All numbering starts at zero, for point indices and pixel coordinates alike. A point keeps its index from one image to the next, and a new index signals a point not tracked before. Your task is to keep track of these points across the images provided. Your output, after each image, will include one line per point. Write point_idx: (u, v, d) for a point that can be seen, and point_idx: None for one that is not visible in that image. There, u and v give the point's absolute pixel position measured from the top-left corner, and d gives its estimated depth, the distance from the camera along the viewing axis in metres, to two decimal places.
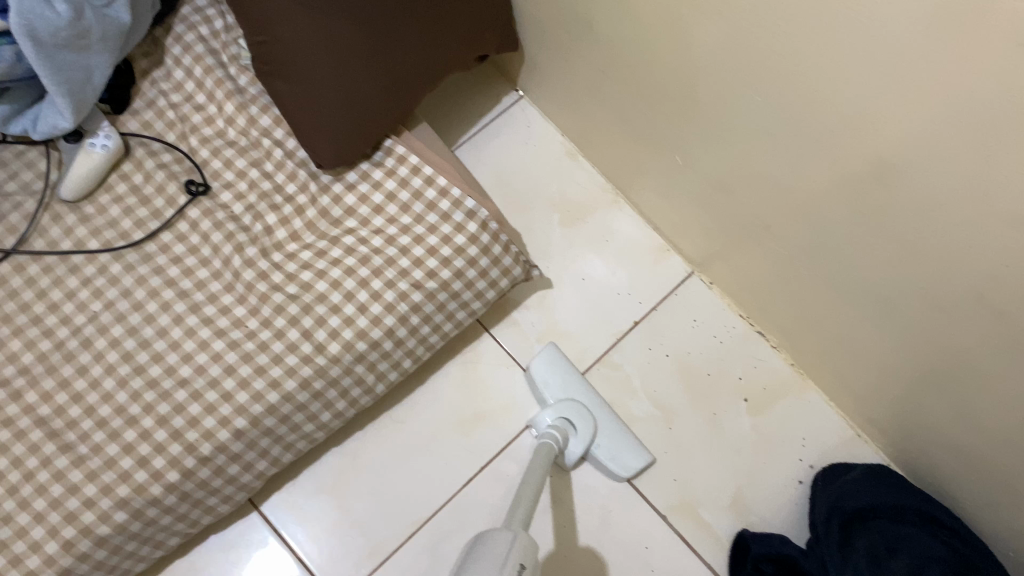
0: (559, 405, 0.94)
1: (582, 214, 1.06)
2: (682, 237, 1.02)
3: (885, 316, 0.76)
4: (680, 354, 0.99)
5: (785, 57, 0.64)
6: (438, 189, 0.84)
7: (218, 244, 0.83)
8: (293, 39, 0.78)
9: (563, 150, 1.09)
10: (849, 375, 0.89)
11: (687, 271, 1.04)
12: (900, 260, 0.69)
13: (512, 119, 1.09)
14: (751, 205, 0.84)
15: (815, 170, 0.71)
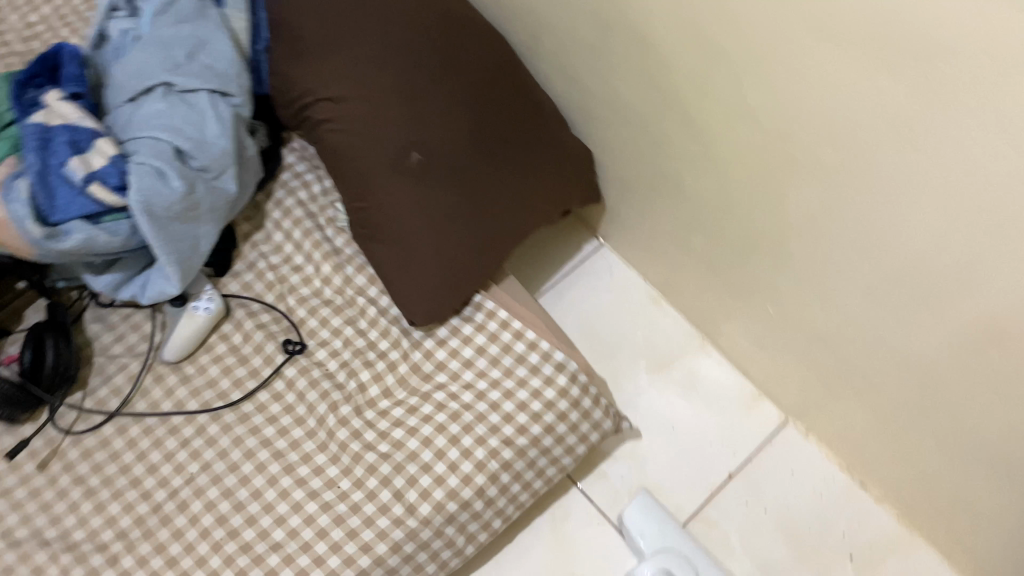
0: (656, 556, 0.90)
1: (669, 361, 1.05)
2: (775, 385, 0.99)
3: (1006, 480, 0.72)
4: (779, 508, 0.95)
5: (885, 215, 0.64)
6: (528, 342, 0.85)
7: (313, 402, 0.83)
8: (394, 208, 0.82)
9: (647, 296, 1.09)
10: (967, 535, 0.84)
11: (782, 420, 1.01)
12: (1018, 421, 0.66)
13: (595, 268, 1.11)
14: (849, 357, 0.82)
15: (919, 325, 0.69)
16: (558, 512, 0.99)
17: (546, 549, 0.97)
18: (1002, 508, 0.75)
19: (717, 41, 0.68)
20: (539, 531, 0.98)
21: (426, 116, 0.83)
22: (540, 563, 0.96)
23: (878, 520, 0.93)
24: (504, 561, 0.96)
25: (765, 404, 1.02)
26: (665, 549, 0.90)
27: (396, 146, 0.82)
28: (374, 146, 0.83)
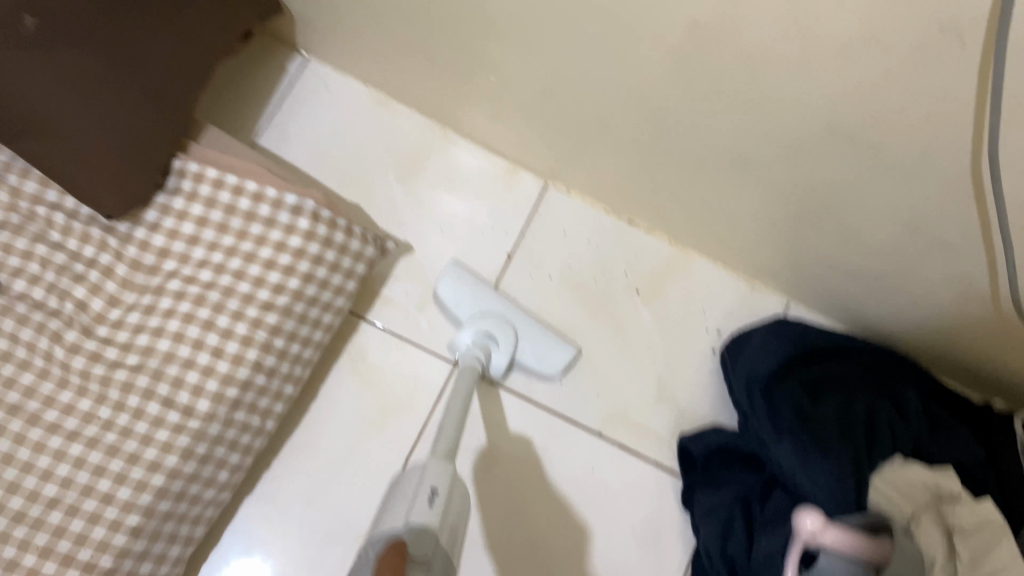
0: (476, 321, 0.91)
1: (419, 159, 1.01)
2: (526, 152, 1.00)
3: (774, 194, 0.85)
4: (563, 272, 0.99)
5: (674, 16, 0.68)
6: (251, 194, 0.81)
7: (32, 341, 0.76)
8: (24, 87, 0.69)
9: (371, 98, 1.02)
10: (719, 233, 0.97)
11: (541, 186, 1.02)
12: (808, 156, 0.77)
13: (311, 85, 1.01)
14: (626, 124, 0.87)
15: (723, 105, 0.76)
16: (355, 351, 0.94)
17: (356, 393, 0.93)
18: (789, 215, 0.87)
19: None
20: (341, 377, 0.93)
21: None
22: (354, 407, 0.92)
23: (649, 244, 1.01)
24: (318, 421, 0.91)
25: (524, 176, 1.03)
26: (481, 315, 0.92)
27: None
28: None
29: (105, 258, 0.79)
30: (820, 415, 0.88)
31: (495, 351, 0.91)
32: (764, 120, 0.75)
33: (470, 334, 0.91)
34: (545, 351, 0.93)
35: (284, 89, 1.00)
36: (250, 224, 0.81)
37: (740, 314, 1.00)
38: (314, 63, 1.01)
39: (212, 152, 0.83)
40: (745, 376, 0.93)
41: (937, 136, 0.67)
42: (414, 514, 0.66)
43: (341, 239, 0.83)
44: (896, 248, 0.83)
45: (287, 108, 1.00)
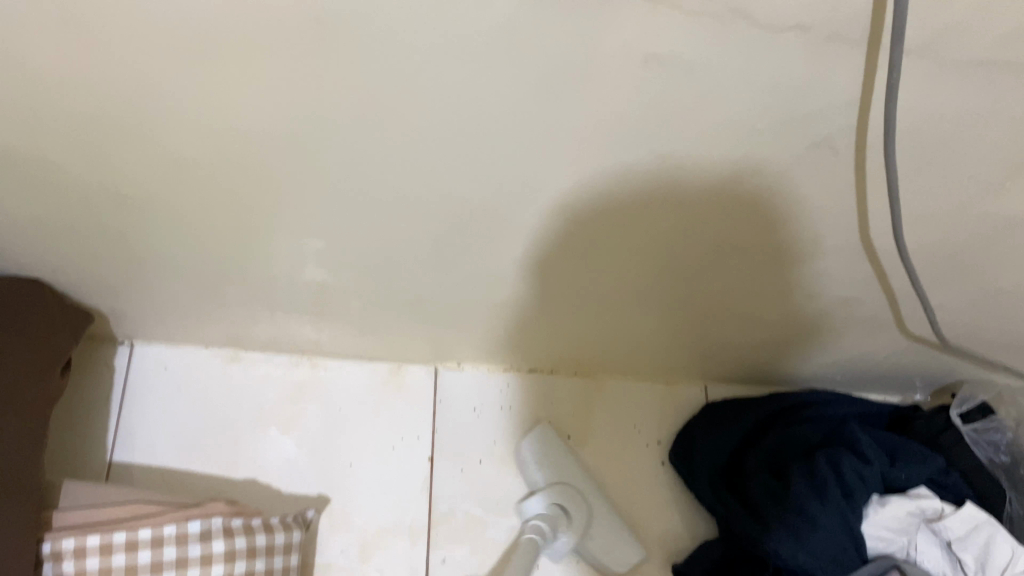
0: (549, 490, 0.88)
1: (297, 402, 0.91)
2: (406, 353, 0.94)
3: (673, 311, 0.85)
4: (490, 452, 0.93)
5: (544, 205, 0.65)
6: (148, 542, 0.69)
7: None
8: None
9: (219, 358, 0.92)
10: (623, 356, 0.95)
11: (430, 371, 0.97)
12: (696, 275, 0.77)
13: (148, 371, 0.90)
14: (509, 301, 0.83)
15: (607, 259, 0.74)
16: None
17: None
18: (690, 319, 0.86)
19: (235, 155, 0.59)
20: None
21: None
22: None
23: (563, 385, 0.99)
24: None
25: (408, 369, 0.96)
26: (554, 489, 0.88)
27: None
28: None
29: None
30: (795, 493, 0.86)
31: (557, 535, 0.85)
32: (645, 257, 0.74)
33: (541, 503, 0.87)
34: (614, 550, 0.87)
35: (118, 389, 0.88)
36: (159, 574, 0.68)
37: (665, 418, 0.99)
38: (142, 344, 0.90)
39: (78, 513, 0.71)
40: (707, 480, 0.91)
41: (819, 231, 0.68)
42: None
43: (262, 540, 0.73)
44: (802, 316, 0.85)
45: (130, 407, 0.88)
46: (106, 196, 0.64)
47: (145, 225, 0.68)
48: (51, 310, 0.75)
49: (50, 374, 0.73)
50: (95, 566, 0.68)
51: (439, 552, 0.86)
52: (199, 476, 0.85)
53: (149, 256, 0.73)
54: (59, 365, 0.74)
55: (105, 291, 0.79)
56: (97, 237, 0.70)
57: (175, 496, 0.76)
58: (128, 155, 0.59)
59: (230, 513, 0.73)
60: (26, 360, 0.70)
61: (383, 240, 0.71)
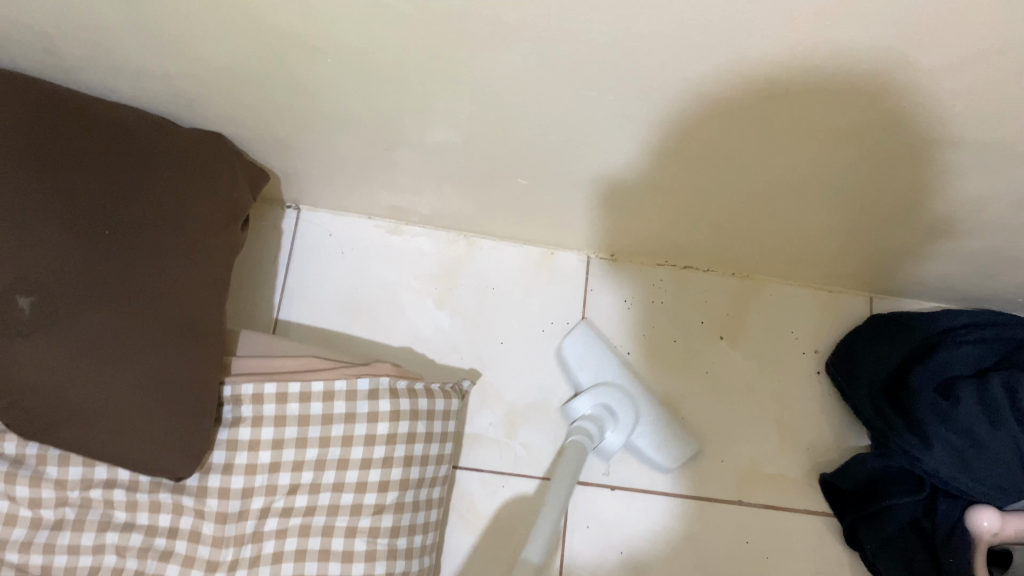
0: (597, 390, 0.85)
1: (452, 278, 0.92)
2: (562, 236, 0.92)
3: (855, 211, 0.79)
4: (639, 344, 0.92)
5: (746, 82, 0.60)
6: (321, 396, 0.72)
7: None
8: (40, 378, 0.61)
9: (380, 228, 0.93)
10: (788, 258, 0.91)
11: (584, 258, 0.95)
12: (891, 173, 0.71)
13: (313, 236, 0.92)
14: (681, 187, 0.79)
15: (797, 148, 0.70)
16: (461, 505, 0.85)
17: (480, 550, 0.84)
18: (871, 222, 0.81)
19: (431, 10, 0.57)
20: (459, 537, 0.84)
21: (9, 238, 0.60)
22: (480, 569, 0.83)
23: (719, 286, 0.95)
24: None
25: (561, 254, 0.95)
26: (604, 385, 0.85)
27: None
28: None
29: (187, 520, 0.69)
30: (964, 412, 0.81)
31: (612, 427, 0.84)
32: (838, 149, 0.69)
33: (589, 403, 0.84)
34: (667, 447, 0.86)
35: (285, 252, 0.91)
36: (329, 425, 0.71)
37: (825, 325, 0.95)
38: (308, 211, 0.92)
39: (253, 362, 0.74)
40: (868, 393, 0.87)
41: None
42: None
43: (425, 404, 0.75)
44: (1000, 226, 0.78)
45: (297, 269, 0.91)
46: (299, 47, 0.63)
47: (331, 80, 0.68)
48: (233, 164, 0.77)
49: (232, 227, 0.75)
50: (271, 412, 0.71)
51: None
52: (360, 341, 0.89)
53: (328, 116, 0.74)
54: (238, 218, 0.77)
55: (281, 150, 0.80)
56: (283, 93, 0.70)
57: (341, 355, 0.79)
58: (324, 7, 0.58)
59: (395, 375, 0.75)
60: (212, 211, 0.73)
61: (564, 111, 0.68)
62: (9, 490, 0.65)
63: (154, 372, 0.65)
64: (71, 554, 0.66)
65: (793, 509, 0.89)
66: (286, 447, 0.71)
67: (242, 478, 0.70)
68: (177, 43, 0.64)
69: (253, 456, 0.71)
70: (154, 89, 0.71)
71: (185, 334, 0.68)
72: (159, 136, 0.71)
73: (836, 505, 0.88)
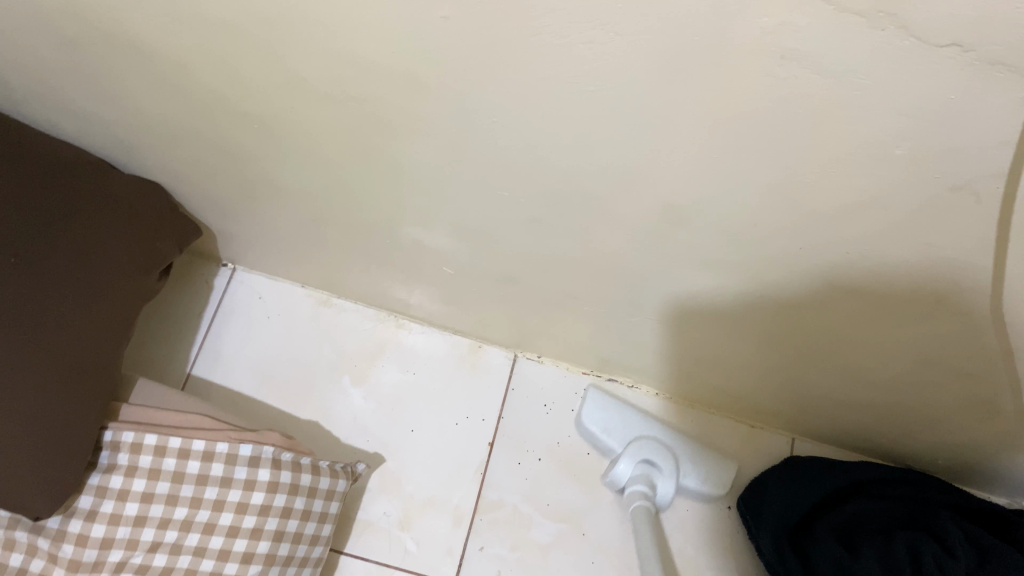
0: (633, 450, 0.87)
1: (374, 359, 0.92)
2: (488, 332, 0.92)
3: (769, 345, 0.79)
4: (552, 451, 0.91)
5: (652, 199, 0.62)
6: (201, 455, 0.71)
7: None
8: None
9: (312, 299, 0.93)
10: (710, 384, 0.90)
11: (510, 358, 0.95)
12: (800, 310, 0.72)
13: (243, 296, 0.92)
14: (602, 298, 0.80)
15: (707, 273, 0.70)
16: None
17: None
18: (786, 359, 0.81)
19: (351, 93, 0.59)
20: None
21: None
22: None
23: (642, 404, 0.95)
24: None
25: (488, 349, 0.95)
26: (636, 442, 0.88)
27: None
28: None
29: (38, 562, 0.66)
30: (861, 566, 0.78)
31: (659, 479, 0.86)
32: (747, 282, 0.70)
33: (630, 464, 0.87)
34: (705, 473, 0.88)
35: (212, 309, 0.91)
36: (202, 486, 0.70)
37: (742, 460, 0.94)
38: (243, 272, 0.93)
39: (141, 411, 0.73)
40: (770, 536, 0.85)
41: (942, 287, 0.62)
42: None
43: (308, 480, 0.74)
44: (910, 381, 0.77)
45: (220, 327, 0.91)
46: (230, 110, 0.65)
47: (262, 146, 0.70)
48: (163, 215, 0.78)
49: (148, 276, 0.76)
50: (147, 464, 0.70)
51: (477, 538, 0.85)
52: (268, 407, 0.88)
53: (263, 180, 0.75)
54: (158, 269, 0.77)
55: (216, 207, 0.82)
56: (216, 153, 0.72)
57: (236, 418, 0.78)
58: (253, 73, 0.60)
59: (283, 446, 0.74)
60: (133, 256, 0.73)
61: (483, 207, 0.70)
62: None
63: (44, 405, 0.64)
64: None
65: None
66: (154, 501, 0.69)
67: (103, 527, 0.68)
68: (116, 92, 0.66)
69: (118, 506, 0.69)
70: (95, 131, 0.73)
71: (76, 369, 0.67)
72: (94, 179, 0.73)
73: None
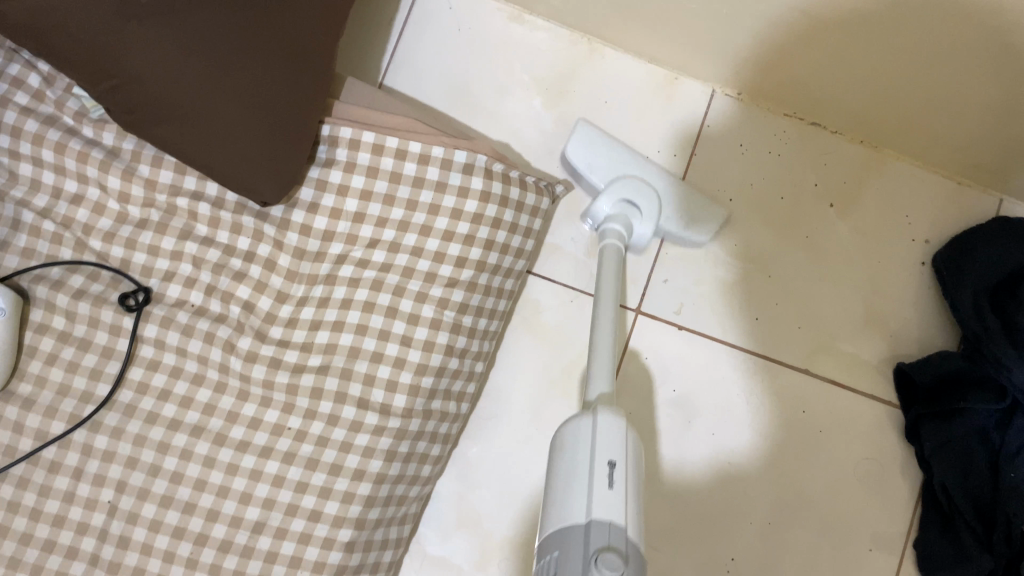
0: (614, 187, 0.80)
1: (566, 83, 0.88)
2: (688, 60, 0.86)
3: (1021, 88, 0.70)
4: (743, 192, 0.89)
5: None
6: (417, 159, 0.70)
7: (202, 353, 0.68)
8: (150, 67, 0.59)
9: (503, 15, 0.88)
10: (930, 133, 0.83)
11: (707, 92, 0.89)
12: None
13: (434, 7, 0.88)
14: (836, 28, 0.71)
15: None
16: (527, 310, 0.86)
17: (537, 356, 0.85)
18: None
19: None
20: (519, 340, 0.85)
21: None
22: (533, 373, 0.85)
23: (841, 150, 0.89)
24: (498, 387, 0.84)
25: (685, 81, 0.89)
26: (620, 179, 0.80)
27: None
28: (85, 1, 0.54)
29: (265, 248, 0.70)
30: None
31: (638, 222, 0.80)
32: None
33: (609, 202, 0.80)
34: (691, 217, 0.82)
35: (403, 18, 0.88)
36: (418, 190, 0.71)
37: (947, 218, 0.89)
38: None
39: (355, 110, 0.73)
40: (972, 292, 0.82)
41: None
42: (599, 507, 0.49)
43: (516, 194, 0.73)
44: None
45: (411, 39, 0.88)
46: None
47: None
48: None
49: None
50: (365, 163, 0.71)
51: (662, 271, 0.88)
52: (459, 124, 0.87)
53: None
54: None
55: None
56: None
57: (442, 128, 0.77)
58: None
59: (494, 158, 0.73)
60: None
61: None
62: (102, 179, 0.68)
63: (252, 89, 0.63)
64: (151, 254, 0.69)
65: (859, 392, 0.87)
66: (373, 200, 0.71)
67: (325, 220, 0.71)
68: None
69: (339, 202, 0.71)
70: None
71: (298, 58, 0.66)
72: None
73: (904, 396, 0.86)
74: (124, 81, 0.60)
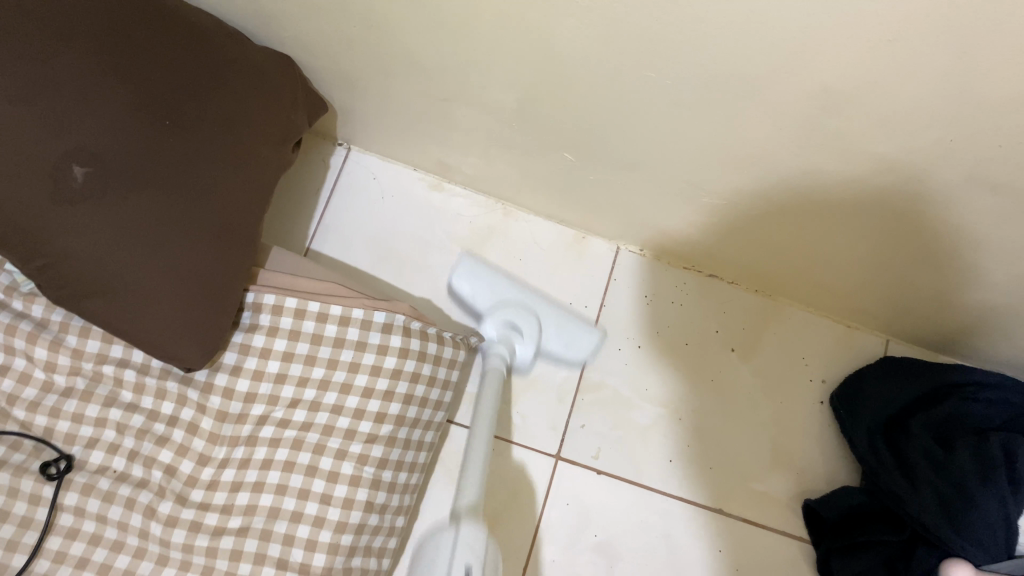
0: (498, 312, 0.86)
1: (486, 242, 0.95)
2: (595, 221, 0.93)
3: (887, 245, 0.79)
4: (651, 339, 0.95)
5: (800, 92, 0.61)
6: (338, 320, 0.75)
7: (122, 518, 0.69)
8: (79, 246, 0.62)
9: (423, 182, 0.96)
10: (814, 283, 0.91)
11: (615, 248, 0.97)
12: (932, 208, 0.70)
13: (358, 176, 0.95)
14: (719, 195, 0.80)
15: (841, 168, 0.69)
16: (450, 461, 0.89)
17: None
18: (904, 258, 0.80)
19: None
20: (442, 491, 0.88)
21: (65, 113, 0.61)
22: None
23: (739, 300, 0.96)
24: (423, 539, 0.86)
25: (593, 240, 0.96)
26: (502, 306, 0.86)
27: (44, 168, 0.61)
28: (23, 181, 0.60)
29: (188, 412, 0.72)
30: (957, 464, 0.81)
31: (519, 343, 0.86)
32: (883, 178, 0.68)
33: (493, 326, 0.85)
34: (567, 333, 0.88)
35: (329, 187, 0.95)
36: (339, 348, 0.74)
37: (837, 359, 0.96)
38: (358, 152, 0.96)
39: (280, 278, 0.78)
40: (867, 433, 0.88)
41: None
42: None
43: (434, 348, 0.78)
44: None
45: (337, 206, 0.95)
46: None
47: (398, 23, 0.69)
48: (298, 91, 0.79)
49: (283, 147, 0.77)
50: (288, 326, 0.74)
51: (579, 417, 0.91)
52: (382, 282, 0.93)
53: (393, 59, 0.75)
54: (292, 140, 0.79)
55: (341, 85, 0.82)
56: (354, 31, 0.72)
57: (365, 289, 0.82)
58: None
59: (412, 316, 0.78)
60: (268, 124, 0.74)
61: (615, 99, 0.70)
62: (29, 350, 0.69)
63: (181, 262, 0.67)
64: (75, 421, 0.70)
65: (773, 530, 0.90)
66: (295, 360, 0.74)
67: (248, 382, 0.73)
68: None
69: (262, 363, 0.74)
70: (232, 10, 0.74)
71: (224, 234, 0.70)
72: (235, 46, 0.72)
73: (817, 534, 0.89)
74: (54, 264, 0.63)
